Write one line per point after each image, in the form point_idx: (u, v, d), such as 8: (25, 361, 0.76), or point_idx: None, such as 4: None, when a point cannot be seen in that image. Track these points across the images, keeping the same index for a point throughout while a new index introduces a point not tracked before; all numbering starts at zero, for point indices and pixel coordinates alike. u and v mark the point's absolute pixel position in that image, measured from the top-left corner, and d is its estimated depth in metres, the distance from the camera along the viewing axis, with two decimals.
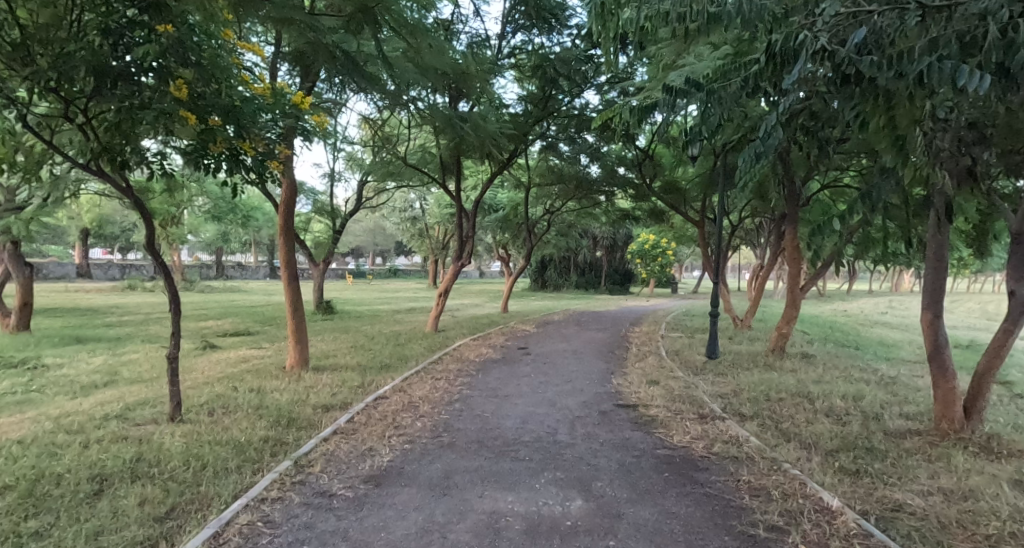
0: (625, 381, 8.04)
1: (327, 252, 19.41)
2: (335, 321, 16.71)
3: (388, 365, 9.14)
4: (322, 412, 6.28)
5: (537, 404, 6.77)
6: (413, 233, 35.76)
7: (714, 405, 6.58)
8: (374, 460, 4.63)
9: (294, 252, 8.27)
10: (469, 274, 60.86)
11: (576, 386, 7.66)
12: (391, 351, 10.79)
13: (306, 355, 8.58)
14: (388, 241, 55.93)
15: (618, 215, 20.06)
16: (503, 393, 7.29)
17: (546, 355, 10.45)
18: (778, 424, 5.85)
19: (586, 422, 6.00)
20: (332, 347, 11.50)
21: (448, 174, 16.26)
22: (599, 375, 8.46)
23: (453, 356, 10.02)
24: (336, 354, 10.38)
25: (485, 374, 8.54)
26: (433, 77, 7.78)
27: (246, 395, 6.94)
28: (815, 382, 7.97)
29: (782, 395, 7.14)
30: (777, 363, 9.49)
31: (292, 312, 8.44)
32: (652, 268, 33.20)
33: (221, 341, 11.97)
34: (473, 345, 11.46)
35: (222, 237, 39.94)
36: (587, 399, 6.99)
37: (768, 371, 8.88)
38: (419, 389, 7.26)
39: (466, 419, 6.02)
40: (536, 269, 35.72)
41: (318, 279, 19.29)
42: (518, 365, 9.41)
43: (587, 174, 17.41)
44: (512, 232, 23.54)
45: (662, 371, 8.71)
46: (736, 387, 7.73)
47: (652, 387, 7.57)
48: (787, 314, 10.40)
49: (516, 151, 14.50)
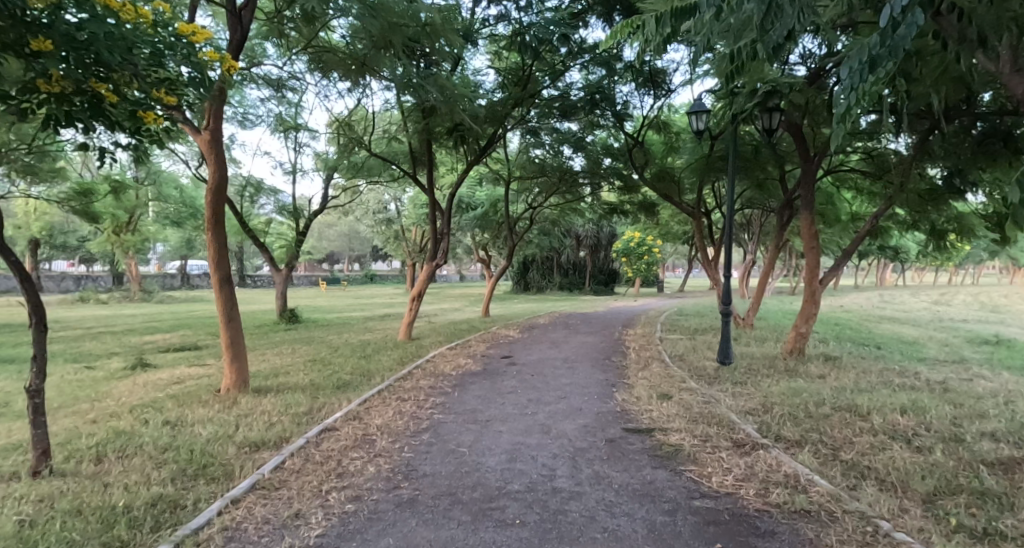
0: (630, 395, 6.72)
1: (291, 256, 17.85)
2: (300, 331, 15.16)
3: (346, 384, 7.70)
4: (246, 454, 4.78)
5: (528, 431, 5.38)
6: (388, 236, 34.28)
7: (748, 426, 5.26)
8: (296, 539, 3.21)
9: (228, 254, 6.84)
10: (449, 278, 59.68)
11: (573, 406, 6.30)
12: (356, 366, 9.34)
13: (245, 376, 7.11)
14: (364, 246, 54.17)
15: (603, 210, 18.90)
16: (484, 417, 5.90)
17: (533, 365, 9.06)
18: (838, 453, 4.54)
19: (592, 458, 4.60)
20: (287, 362, 9.97)
21: (420, 166, 14.88)
22: (598, 389, 7.12)
23: (426, 370, 8.60)
24: (288, 372, 8.88)
25: (462, 392, 7.12)
26: (389, 22, 6.38)
27: (155, 430, 5.40)
28: (857, 391, 6.69)
29: (826, 410, 5.84)
30: (801, 369, 8.19)
31: (225, 325, 6.96)
32: (638, 267, 31.69)
33: (160, 359, 10.39)
34: (449, 355, 10.02)
35: (187, 245, 37.99)
36: (588, 423, 5.61)
37: (795, 379, 7.59)
38: (378, 416, 5.83)
39: (436, 459, 4.61)
40: (519, 271, 34.59)
41: (280, 287, 17.67)
42: (502, 378, 8.01)
43: (571, 165, 16.25)
44: (493, 231, 22.19)
45: (671, 382, 7.37)
46: (765, 400, 6.43)
47: (665, 404, 6.24)
48: (805, 310, 9.26)
49: (494, 138, 13.21)
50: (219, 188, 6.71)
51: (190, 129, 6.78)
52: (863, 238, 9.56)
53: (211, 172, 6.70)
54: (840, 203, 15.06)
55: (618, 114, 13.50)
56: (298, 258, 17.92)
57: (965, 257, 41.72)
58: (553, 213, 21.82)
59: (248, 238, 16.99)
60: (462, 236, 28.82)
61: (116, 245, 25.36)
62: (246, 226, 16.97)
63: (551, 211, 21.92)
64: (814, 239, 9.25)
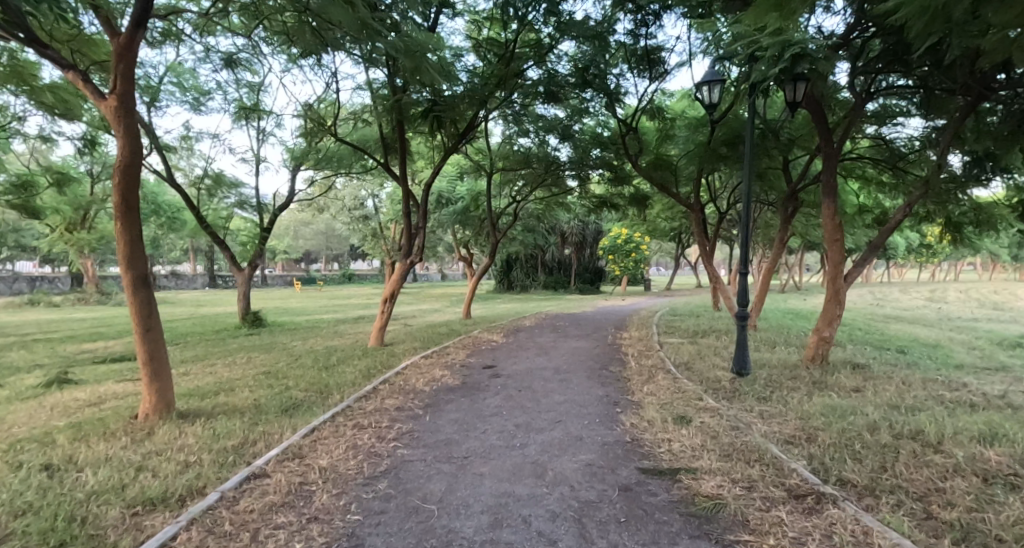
0: (640, 418, 5.55)
1: (254, 254, 16.47)
2: (263, 337, 13.76)
3: (296, 406, 6.39)
4: (132, 518, 3.49)
5: (518, 475, 4.16)
6: (366, 233, 33.04)
7: (799, 465, 4.11)
8: None
9: (144, 249, 5.48)
10: (431, 277, 58.58)
11: (572, 434, 5.11)
12: (314, 380, 8.02)
13: (169, 398, 5.79)
14: (342, 245, 52.60)
15: (591, 204, 17.79)
16: (460, 453, 4.68)
17: (520, 377, 7.86)
18: (934, 510, 3.41)
19: (605, 520, 3.39)
20: (235, 376, 8.61)
21: (392, 154, 13.57)
22: (599, 409, 5.95)
23: (395, 386, 7.32)
24: (232, 388, 7.53)
25: (436, 415, 5.87)
26: None
27: (23, 480, 4.06)
28: (907, 410, 5.61)
29: (884, 437, 4.73)
30: (831, 380, 7.09)
31: (141, 338, 5.61)
32: (625, 266, 29.96)
33: (88, 373, 8.96)
34: (423, 366, 8.76)
35: (153, 243, 36.08)
36: (594, 462, 4.39)
37: (827, 394, 6.47)
38: (325, 454, 4.57)
39: (392, 526, 3.35)
40: (502, 270, 33.46)
41: (243, 288, 16.25)
42: (484, 396, 6.77)
43: (556, 156, 15.14)
44: (475, 227, 20.92)
45: (685, 399, 6.21)
46: (803, 424, 5.31)
47: (685, 430, 5.08)
48: (827, 312, 8.17)
49: (473, 121, 11.99)
50: (135, 165, 5.42)
51: (93, 91, 5.41)
52: (895, 226, 8.35)
53: (121, 145, 5.35)
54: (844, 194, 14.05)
55: (610, 98, 12.41)
56: (262, 256, 16.55)
57: (950, 251, 41.57)
58: (538, 209, 20.61)
59: (206, 234, 15.53)
60: (443, 233, 27.51)
61: (69, 244, 23.53)
62: (202, 221, 15.47)
63: (535, 206, 20.71)
64: (838, 231, 8.14)
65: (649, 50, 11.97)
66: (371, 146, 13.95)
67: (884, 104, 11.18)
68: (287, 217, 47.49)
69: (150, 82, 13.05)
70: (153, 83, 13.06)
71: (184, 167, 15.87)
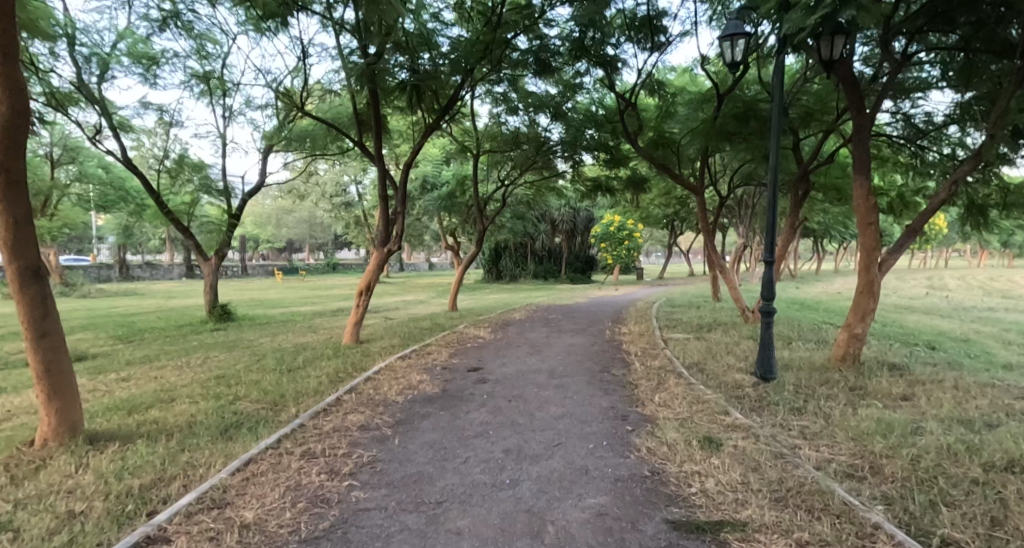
0: (657, 440, 4.53)
1: (221, 242, 15.25)
2: (228, 333, 12.60)
3: (239, 425, 5.27)
4: None
5: (508, 535, 3.12)
6: (349, 221, 31.72)
7: (881, 517, 3.09)
8: None
9: (32, 232, 4.33)
10: (418, 266, 57.40)
11: (576, 467, 4.09)
12: (270, 388, 6.90)
13: (75, 417, 4.66)
14: (326, 233, 51.03)
15: (583, 189, 16.70)
16: (433, 497, 3.63)
17: (510, 382, 6.81)
18: None
19: None
20: (182, 381, 7.46)
21: (368, 131, 12.37)
22: (606, 429, 4.92)
23: (362, 396, 6.22)
24: (171, 400, 6.38)
25: (407, 438, 4.80)
26: None
27: None
28: (977, 428, 4.63)
29: (973, 470, 3.72)
30: (872, 385, 6.11)
31: (33, 345, 4.45)
32: (617, 254, 28.45)
33: (9, 379, 7.70)
34: (399, 369, 7.67)
35: (124, 232, 34.39)
36: (607, 511, 3.37)
37: (871, 403, 5.48)
38: (255, 502, 3.51)
39: None
40: (490, 259, 32.23)
41: (209, 279, 15.06)
42: (467, 408, 5.72)
43: (547, 136, 14.04)
44: (461, 214, 19.76)
45: (708, 413, 5.19)
46: (861, 447, 4.31)
47: (716, 459, 4.06)
48: (859, 305, 7.17)
49: (456, 95, 10.82)
50: (21, 123, 4.27)
51: None
52: (936, 206, 7.28)
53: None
54: None
55: (606, 70, 11.30)
56: (229, 244, 15.34)
57: (938, 237, 41.09)
58: (527, 194, 19.49)
59: (168, 221, 14.26)
60: (428, 220, 26.28)
61: None
62: (162, 205, 14.19)
63: (525, 191, 19.58)
64: (872, 213, 7.05)
65: (650, 17, 10.84)
66: (347, 124, 12.75)
67: (908, 75, 10.17)
68: (268, 205, 45.91)
69: (102, 50, 11.62)
70: (104, 51, 11.63)
71: (143, 147, 14.58)
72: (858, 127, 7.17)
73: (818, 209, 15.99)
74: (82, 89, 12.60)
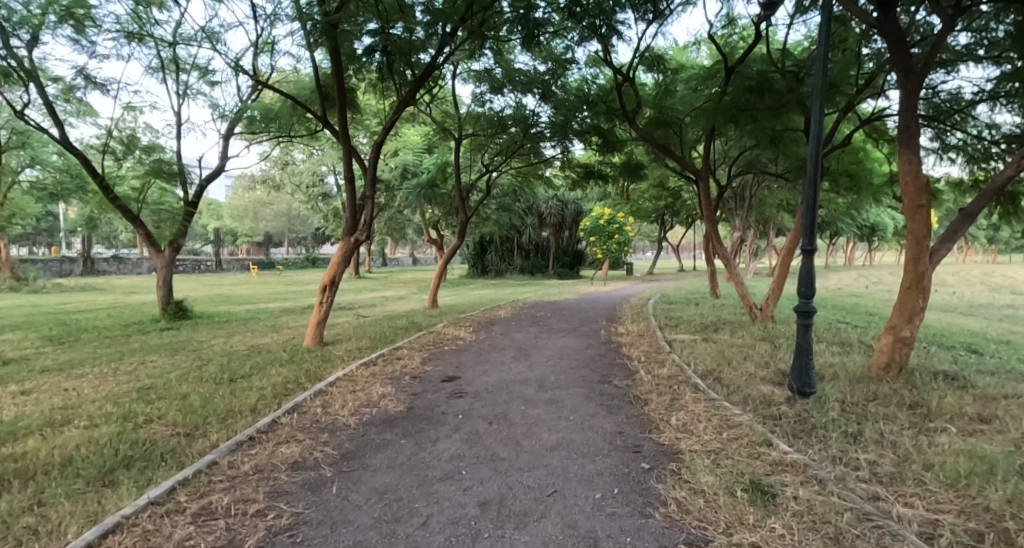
0: (690, 489, 3.33)
1: (176, 232, 13.85)
2: (179, 333, 11.25)
3: (133, 462, 3.98)
4: None
5: None
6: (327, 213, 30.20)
7: None
8: None
9: None
10: (402, 261, 55.82)
11: (581, 534, 2.90)
12: (198, 404, 5.61)
13: None
14: (305, 227, 49.23)
15: (573, 177, 15.50)
16: None
17: (490, 396, 5.60)
18: None
19: None
20: (95, 396, 6.13)
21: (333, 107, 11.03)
22: (616, 468, 3.73)
23: (306, 417, 4.98)
24: (65, 423, 5.06)
25: (350, 483, 3.57)
26: None
27: None
28: None
29: None
30: (935, 402, 4.98)
31: None
32: (607, 248, 26.09)
33: None
34: (360, 379, 6.42)
35: (89, 224, 32.53)
36: None
37: (946, 428, 4.36)
38: None
39: None
40: (475, 253, 30.98)
41: (163, 273, 13.67)
42: (436, 434, 4.50)
43: (535, 117, 12.82)
44: (443, 204, 18.47)
45: (745, 445, 4.03)
46: (969, 499, 3.15)
47: (778, 523, 2.91)
48: (906, 304, 6.05)
49: (433, 65, 9.53)
50: None
51: None
52: (998, 186, 6.14)
53: None
54: (869, 162, 11.99)
55: (602, 41, 10.10)
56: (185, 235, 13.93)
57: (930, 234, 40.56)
58: (513, 183, 18.25)
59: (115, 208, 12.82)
60: (409, 212, 24.94)
61: None
62: (108, 191, 12.75)
63: (510, 180, 18.31)
64: (923, 194, 5.88)
65: None
66: (310, 99, 11.41)
67: None
68: (245, 197, 44.14)
69: (30, 11, 10.24)
70: (32, 12, 10.22)
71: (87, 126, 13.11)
72: (905, 94, 6.00)
73: (824, 198, 14.90)
74: (10, 57, 11.13)
